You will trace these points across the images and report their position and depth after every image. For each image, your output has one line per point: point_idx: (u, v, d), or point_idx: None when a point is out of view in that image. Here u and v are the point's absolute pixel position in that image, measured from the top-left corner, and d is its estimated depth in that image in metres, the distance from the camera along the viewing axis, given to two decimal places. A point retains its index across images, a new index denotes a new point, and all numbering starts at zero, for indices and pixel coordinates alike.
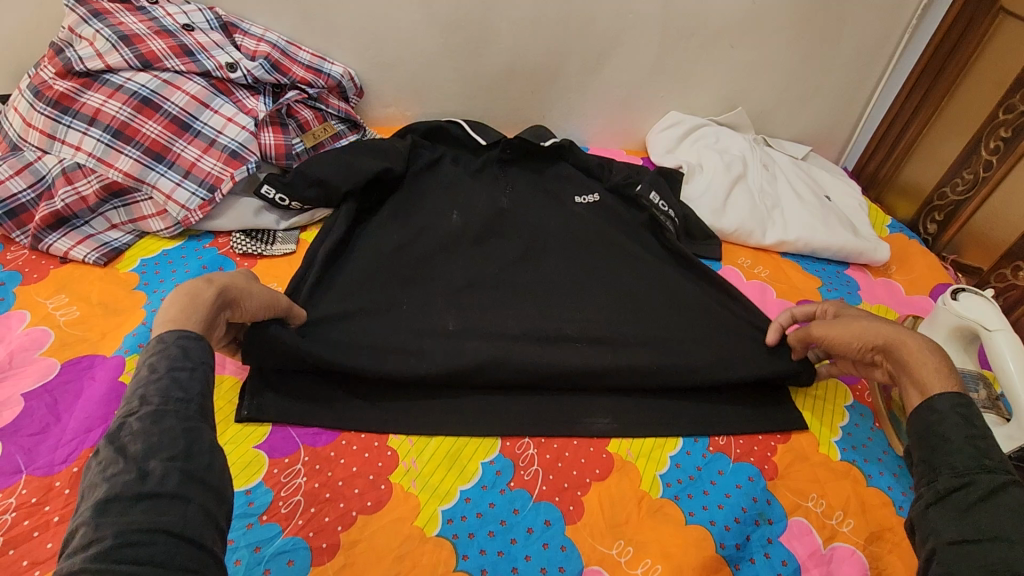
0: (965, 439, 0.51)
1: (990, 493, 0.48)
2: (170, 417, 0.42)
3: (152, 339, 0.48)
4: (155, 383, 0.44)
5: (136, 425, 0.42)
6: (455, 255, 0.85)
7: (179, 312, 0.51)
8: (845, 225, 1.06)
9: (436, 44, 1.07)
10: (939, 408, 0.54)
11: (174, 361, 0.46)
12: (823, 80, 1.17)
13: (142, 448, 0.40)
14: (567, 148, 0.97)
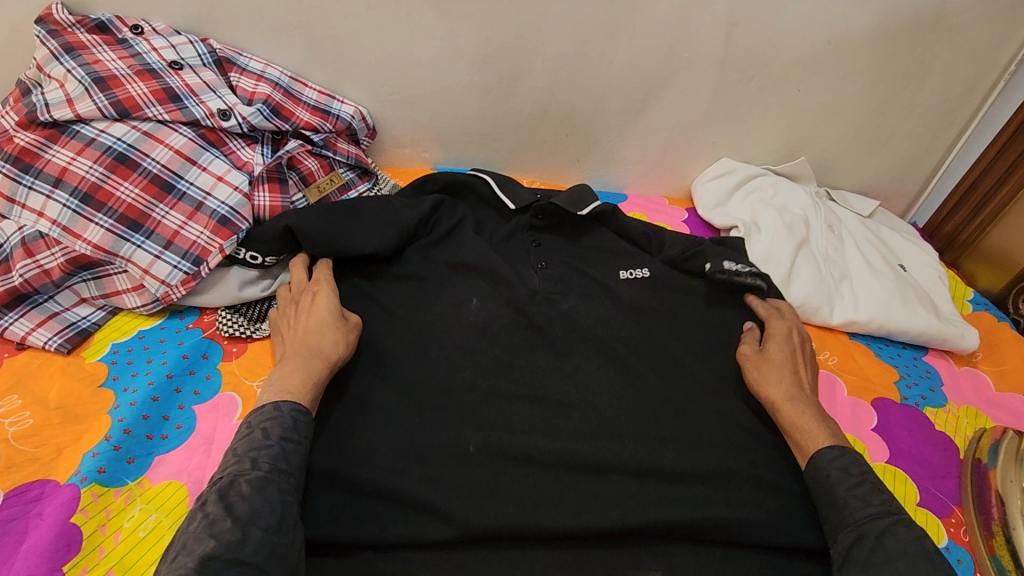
0: (849, 493, 0.62)
1: (879, 539, 0.58)
2: (272, 488, 0.53)
3: (270, 405, 0.59)
4: (266, 452, 0.55)
5: (244, 486, 0.52)
6: (480, 355, 0.76)
7: (290, 384, 0.61)
8: (925, 304, 0.92)
9: (461, 80, 0.94)
10: (821, 465, 0.65)
11: (285, 432, 0.57)
12: (900, 128, 1.02)
13: (246, 511, 0.50)
14: (610, 214, 0.94)
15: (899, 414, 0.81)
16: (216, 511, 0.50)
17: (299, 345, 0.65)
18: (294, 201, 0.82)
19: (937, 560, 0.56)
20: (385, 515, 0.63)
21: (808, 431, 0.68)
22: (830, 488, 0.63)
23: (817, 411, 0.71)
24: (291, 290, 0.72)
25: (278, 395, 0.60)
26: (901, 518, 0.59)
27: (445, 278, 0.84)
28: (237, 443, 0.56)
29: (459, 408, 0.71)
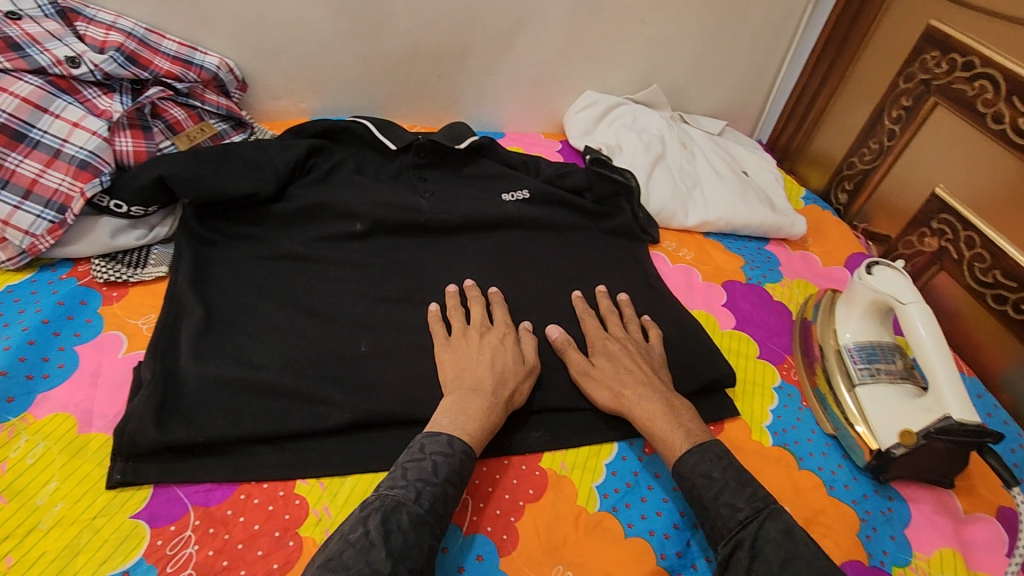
0: (718, 500, 0.58)
1: (756, 546, 0.54)
2: (426, 529, 0.52)
3: (447, 436, 0.59)
4: (431, 489, 0.55)
5: (405, 518, 0.52)
6: (367, 272, 0.83)
7: (469, 423, 0.61)
8: (762, 201, 1.06)
9: (326, 26, 0.96)
10: (687, 474, 0.60)
11: (452, 474, 0.57)
12: (735, 52, 1.15)
13: (401, 546, 0.50)
14: (488, 146, 1.01)
15: (744, 291, 0.94)
16: (375, 532, 0.50)
17: (481, 379, 0.66)
18: (161, 147, 0.83)
19: (811, 554, 0.52)
20: (277, 410, 0.64)
21: (664, 433, 0.64)
22: (698, 498, 0.59)
23: (666, 408, 0.66)
24: (474, 323, 0.74)
25: (457, 431, 0.60)
26: (770, 516, 0.56)
27: (327, 213, 0.88)
28: (408, 466, 0.56)
29: (346, 323, 0.75)
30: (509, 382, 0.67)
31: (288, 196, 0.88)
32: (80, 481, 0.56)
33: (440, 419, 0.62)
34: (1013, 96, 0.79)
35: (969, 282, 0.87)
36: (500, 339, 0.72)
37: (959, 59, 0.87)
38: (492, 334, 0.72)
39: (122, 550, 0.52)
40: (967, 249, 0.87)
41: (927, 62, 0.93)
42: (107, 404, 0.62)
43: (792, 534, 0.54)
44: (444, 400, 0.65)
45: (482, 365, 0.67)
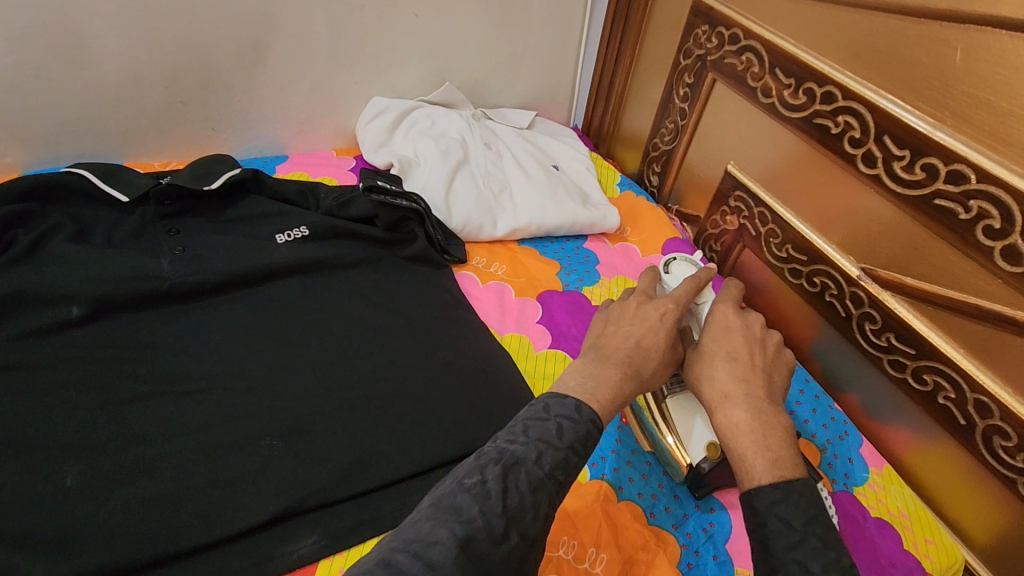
0: (774, 511, 0.46)
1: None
2: (545, 494, 0.44)
3: (575, 401, 0.50)
4: (554, 452, 0.46)
5: (524, 478, 0.43)
6: (88, 366, 0.66)
7: (600, 389, 0.53)
8: (574, 196, 1.00)
9: (2, 59, 0.77)
10: (759, 509, 0.47)
11: (577, 443, 0.48)
12: (526, 38, 1.07)
13: (517, 507, 0.42)
14: (253, 180, 0.86)
15: (560, 301, 0.87)
16: (494, 487, 0.42)
17: (619, 348, 0.58)
18: None
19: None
20: None
21: (745, 455, 0.51)
22: (764, 541, 0.45)
23: (751, 427, 0.53)
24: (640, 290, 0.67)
25: (585, 396, 0.52)
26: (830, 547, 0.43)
27: (31, 299, 0.69)
28: (530, 424, 0.48)
29: (49, 448, 0.58)
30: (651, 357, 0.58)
31: None
32: None
33: (568, 382, 0.54)
34: (775, 69, 0.77)
35: (769, 259, 0.86)
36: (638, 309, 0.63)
37: (726, 33, 0.84)
38: (651, 307, 0.63)
39: None
40: (762, 225, 0.86)
41: (699, 37, 0.90)
42: None
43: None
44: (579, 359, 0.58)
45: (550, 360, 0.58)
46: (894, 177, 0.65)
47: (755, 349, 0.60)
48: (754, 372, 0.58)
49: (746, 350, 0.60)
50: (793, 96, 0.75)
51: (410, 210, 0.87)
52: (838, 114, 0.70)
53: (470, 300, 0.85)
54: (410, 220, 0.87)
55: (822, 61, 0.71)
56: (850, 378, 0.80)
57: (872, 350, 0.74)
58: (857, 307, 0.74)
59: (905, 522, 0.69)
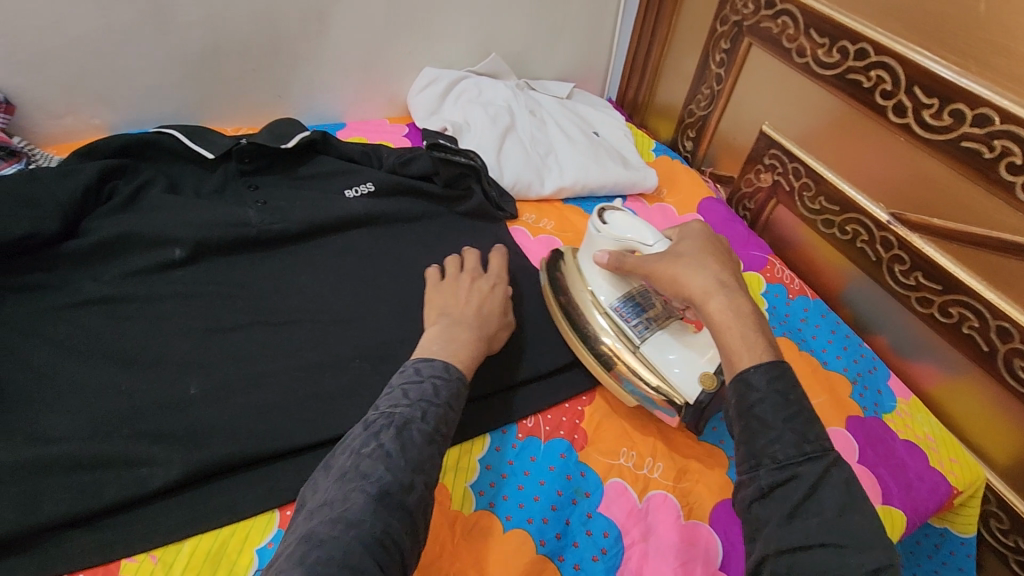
0: (786, 424, 0.47)
1: (814, 488, 0.45)
2: (437, 443, 0.53)
3: (441, 362, 0.60)
4: (437, 408, 0.55)
5: (416, 435, 0.52)
6: (191, 298, 0.73)
7: (460, 352, 0.63)
8: (615, 159, 1.06)
9: (99, 26, 0.83)
10: (758, 387, 0.49)
11: (451, 398, 0.57)
12: (567, 11, 1.13)
13: (417, 457, 0.50)
14: (322, 141, 0.93)
15: None
16: (393, 443, 0.50)
17: (466, 318, 0.68)
18: None
19: (868, 511, 0.45)
20: (84, 485, 0.54)
21: (735, 340, 0.52)
22: (761, 418, 0.48)
23: (736, 312, 0.54)
24: (467, 269, 0.75)
25: (449, 360, 0.61)
26: (838, 462, 0.46)
27: (137, 243, 0.76)
28: (407, 389, 0.56)
29: (171, 364, 0.66)
30: (491, 323, 0.69)
31: (84, 229, 0.75)
32: None
33: (430, 347, 0.63)
34: (810, 30, 0.83)
35: (802, 212, 0.93)
36: (491, 287, 0.73)
37: None
38: (468, 290, 0.72)
39: None
40: (795, 180, 0.92)
41: (736, 4, 0.96)
42: None
43: (851, 487, 0.45)
44: (431, 329, 0.66)
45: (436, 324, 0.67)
46: (924, 124, 0.71)
47: (725, 253, 0.62)
48: (733, 266, 0.60)
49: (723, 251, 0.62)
50: (828, 55, 0.81)
51: (468, 167, 0.95)
52: (872, 69, 0.76)
53: (524, 251, 0.92)
54: (467, 177, 0.95)
55: (855, 19, 0.77)
56: (877, 319, 0.87)
57: (900, 290, 0.81)
58: (887, 251, 0.81)
59: (931, 444, 0.76)
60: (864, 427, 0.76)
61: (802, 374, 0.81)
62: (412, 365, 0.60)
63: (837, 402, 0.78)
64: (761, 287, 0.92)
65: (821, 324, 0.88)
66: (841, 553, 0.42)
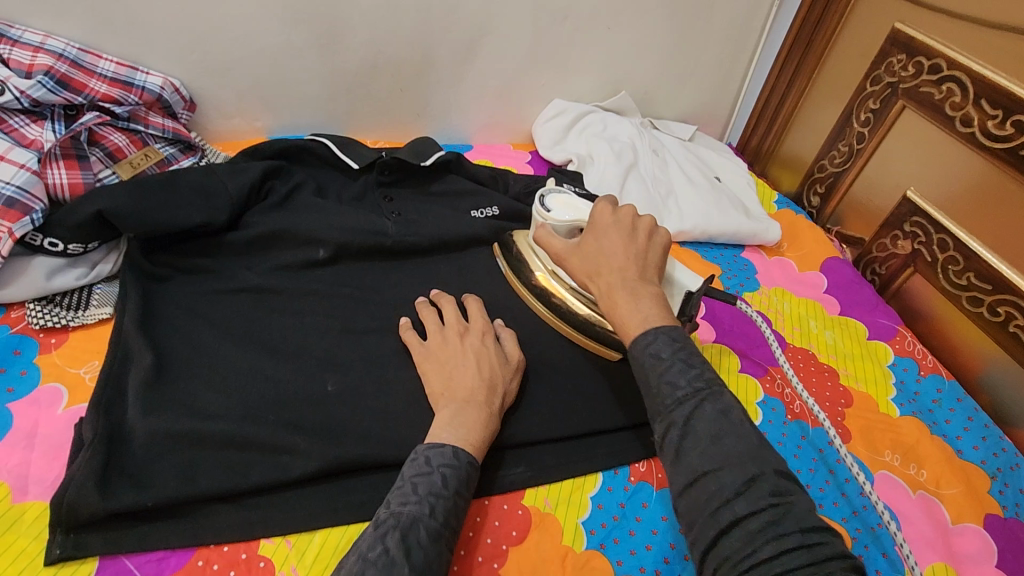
0: (662, 378, 0.52)
1: (688, 424, 0.50)
2: (443, 543, 0.50)
3: (452, 448, 0.56)
4: (444, 503, 0.52)
5: (422, 534, 0.49)
6: (329, 298, 0.77)
7: (473, 432, 0.58)
8: (736, 207, 1.05)
9: (277, 40, 0.91)
10: (636, 353, 0.53)
11: (460, 486, 0.54)
12: (703, 56, 1.13)
13: (423, 562, 0.48)
14: (455, 161, 0.97)
15: (724, 302, 0.92)
16: (396, 550, 0.48)
17: (471, 390, 0.62)
18: (101, 177, 0.76)
19: (742, 434, 0.48)
20: (235, 464, 0.58)
21: (624, 319, 0.56)
22: (643, 376, 0.53)
23: (630, 289, 0.57)
24: (451, 324, 0.70)
25: (460, 441, 0.57)
26: (708, 396, 0.50)
27: (287, 240, 0.82)
28: (416, 481, 0.53)
29: (311, 359, 0.70)
30: (498, 387, 0.64)
31: (244, 223, 0.82)
32: (15, 559, 0.51)
33: (438, 432, 0.58)
34: (980, 99, 0.79)
35: (944, 285, 0.87)
36: (481, 339, 0.68)
37: (926, 62, 0.88)
38: (472, 339, 0.68)
39: None
40: (940, 252, 0.87)
41: (893, 65, 0.94)
42: (46, 467, 0.57)
43: (728, 414, 0.50)
44: (437, 415, 0.60)
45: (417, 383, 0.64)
46: None
47: (635, 234, 0.62)
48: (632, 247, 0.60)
49: (631, 227, 0.62)
50: (999, 127, 0.77)
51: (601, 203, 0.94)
52: None
53: None
54: None
55: None
56: (1021, 413, 0.80)
57: None
58: None
59: None
60: (1002, 530, 0.69)
61: (935, 461, 0.75)
62: (421, 449, 0.56)
63: (973, 496, 0.72)
64: (889, 360, 0.88)
65: (955, 409, 0.82)
66: (718, 476, 0.46)
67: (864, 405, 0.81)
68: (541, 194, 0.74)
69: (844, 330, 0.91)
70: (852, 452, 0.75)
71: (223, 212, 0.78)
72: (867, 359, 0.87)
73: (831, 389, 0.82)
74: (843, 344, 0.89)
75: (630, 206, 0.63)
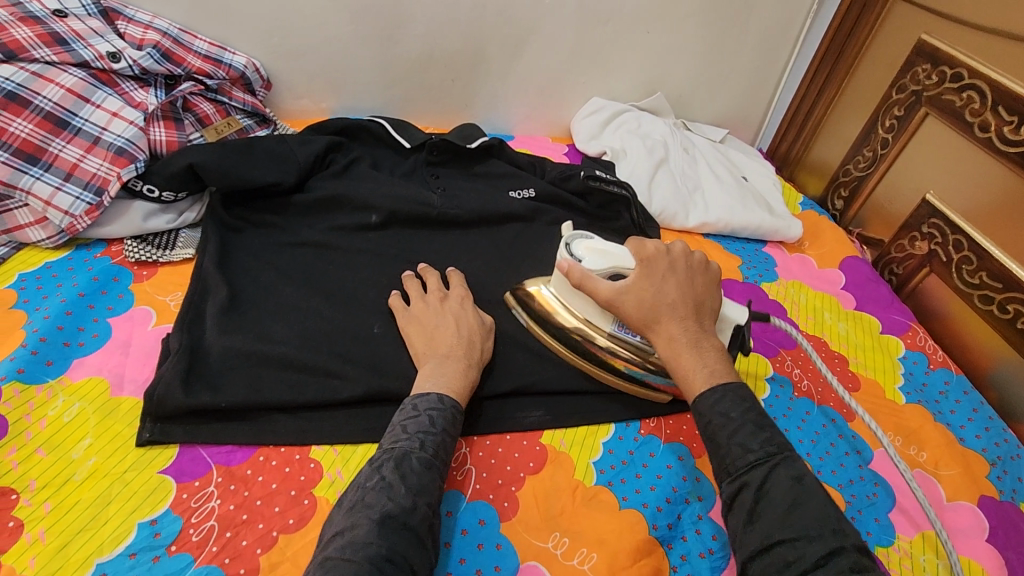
0: (731, 440, 0.55)
1: (762, 488, 0.52)
2: (436, 470, 0.56)
3: (436, 394, 0.62)
4: (433, 438, 0.58)
5: (416, 463, 0.55)
6: (379, 257, 0.86)
7: (454, 381, 0.64)
8: (761, 205, 1.10)
9: (347, 29, 1.02)
10: (703, 411, 0.57)
11: (448, 425, 0.60)
12: (737, 63, 1.20)
13: (417, 484, 0.53)
14: (497, 147, 1.05)
15: (742, 289, 0.97)
16: (392, 477, 0.53)
17: (452, 347, 0.68)
18: (192, 139, 0.87)
19: (821, 505, 0.50)
20: (293, 382, 0.67)
21: (687, 370, 0.60)
22: (711, 436, 0.56)
23: (691, 341, 0.61)
24: (431, 290, 0.76)
25: (444, 390, 0.63)
26: (783, 461, 0.53)
27: (344, 204, 0.91)
28: (406, 422, 0.59)
29: (361, 305, 0.78)
30: (476, 343, 0.70)
31: (308, 187, 0.91)
32: (112, 439, 0.60)
33: (424, 382, 0.64)
34: (998, 106, 0.84)
35: (958, 284, 0.91)
36: (461, 303, 0.74)
37: (949, 71, 0.92)
38: (451, 304, 0.74)
39: (150, 502, 0.56)
40: (955, 252, 0.91)
41: (918, 74, 0.99)
42: (138, 370, 0.67)
43: (802, 481, 0.52)
44: (420, 369, 0.66)
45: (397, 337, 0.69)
46: None
47: (689, 274, 0.66)
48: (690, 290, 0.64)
49: (684, 267, 0.66)
50: (1014, 132, 0.81)
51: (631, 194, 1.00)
52: None
53: None
54: (620, 209, 1.01)
55: None
56: None
57: None
58: None
59: None
60: (995, 510, 0.73)
61: (935, 444, 0.79)
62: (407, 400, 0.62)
63: (970, 478, 0.75)
64: (900, 352, 0.91)
65: (961, 401, 0.85)
66: (795, 545, 0.48)
67: (871, 390, 0.85)
68: (564, 241, 0.74)
69: (858, 323, 0.96)
70: (854, 429, 0.80)
71: (291, 175, 0.88)
72: (877, 351, 0.91)
73: (840, 373, 0.87)
74: (855, 335, 0.93)
75: (680, 246, 0.67)
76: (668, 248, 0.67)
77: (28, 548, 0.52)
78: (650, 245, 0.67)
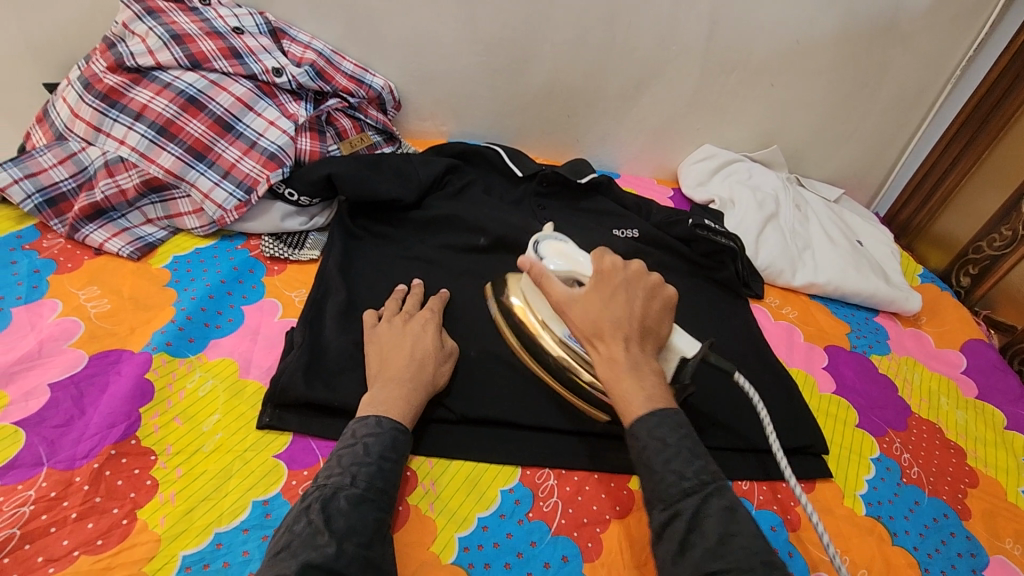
0: (666, 465, 0.56)
1: (695, 518, 0.53)
2: (367, 505, 0.54)
3: (374, 418, 0.61)
4: (366, 470, 0.56)
5: (343, 501, 0.54)
6: (483, 278, 0.89)
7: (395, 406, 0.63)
8: (877, 273, 1.04)
9: (477, 61, 1.08)
10: (640, 436, 0.58)
11: (385, 450, 0.59)
12: (862, 123, 1.16)
13: (344, 526, 0.52)
14: (606, 185, 1.06)
15: (848, 359, 0.93)
16: (319, 517, 0.52)
17: (401, 368, 0.67)
18: (330, 150, 0.95)
19: (749, 533, 0.52)
20: None
21: (626, 393, 0.60)
22: (647, 460, 0.57)
23: (633, 364, 0.61)
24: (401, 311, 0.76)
25: (384, 412, 0.62)
26: (716, 491, 0.55)
27: (456, 224, 0.95)
28: (340, 453, 0.58)
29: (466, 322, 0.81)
30: (427, 367, 0.68)
31: (425, 205, 0.96)
32: (237, 418, 0.66)
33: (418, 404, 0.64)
34: None
35: None
36: (422, 325, 0.73)
37: None
38: (415, 322, 0.73)
39: (264, 483, 0.61)
40: None
41: None
42: (263, 357, 0.72)
43: (733, 512, 0.54)
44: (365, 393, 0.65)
45: (405, 349, 0.69)
46: None
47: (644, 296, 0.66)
48: (654, 316, 0.65)
49: (638, 285, 0.67)
50: None
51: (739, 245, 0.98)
52: None
53: (762, 329, 0.95)
54: (726, 263, 0.98)
55: None
56: None
57: None
58: None
59: None
60: None
61: None
62: (351, 426, 0.61)
63: None
64: None
65: None
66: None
67: (991, 489, 0.78)
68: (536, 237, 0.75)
69: (979, 414, 0.88)
70: (969, 528, 0.73)
71: (411, 191, 0.93)
72: (999, 446, 0.84)
73: (955, 465, 0.80)
74: (974, 426, 0.86)
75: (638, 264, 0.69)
76: (624, 266, 0.68)
77: (161, 507, 0.57)
78: (605, 263, 0.68)
